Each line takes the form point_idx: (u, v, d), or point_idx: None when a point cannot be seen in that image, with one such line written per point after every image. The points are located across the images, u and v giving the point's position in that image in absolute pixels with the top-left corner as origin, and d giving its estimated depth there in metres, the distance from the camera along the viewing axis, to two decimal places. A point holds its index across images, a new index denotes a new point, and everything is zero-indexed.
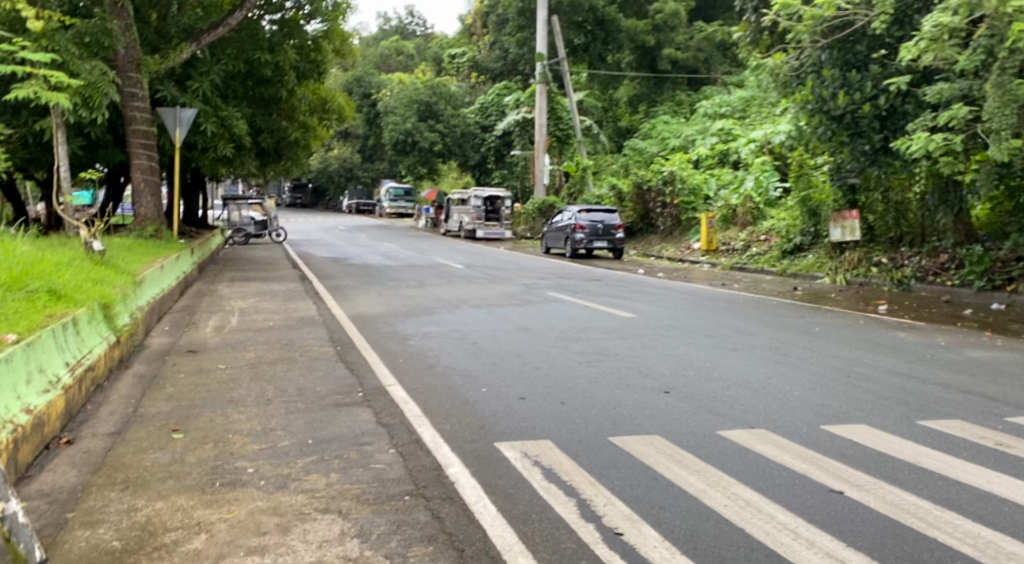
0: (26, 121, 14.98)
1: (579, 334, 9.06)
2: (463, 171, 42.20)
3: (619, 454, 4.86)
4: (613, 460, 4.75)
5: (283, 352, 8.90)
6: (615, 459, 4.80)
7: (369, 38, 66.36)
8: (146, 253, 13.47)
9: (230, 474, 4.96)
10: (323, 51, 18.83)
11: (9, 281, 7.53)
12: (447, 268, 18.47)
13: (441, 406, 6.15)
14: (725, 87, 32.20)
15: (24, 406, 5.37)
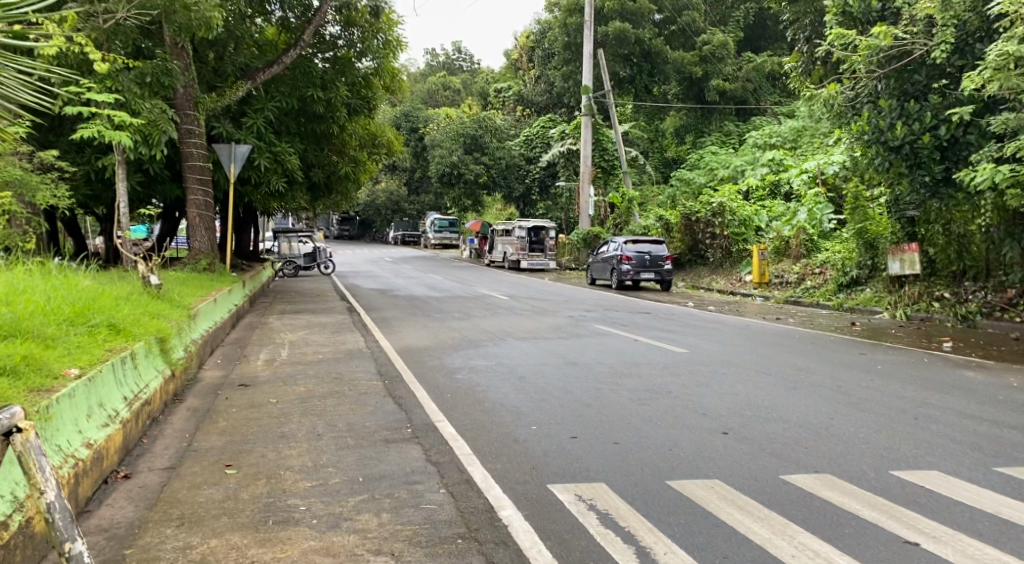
0: (91, 158, 15.45)
1: (630, 370, 8.93)
2: (508, 203, 42.41)
3: (678, 498, 4.74)
4: (671, 505, 4.64)
5: (334, 386, 8.93)
6: (673, 503, 4.68)
7: (416, 74, 67.53)
8: (200, 287, 13.71)
9: (283, 511, 4.96)
10: (373, 87, 19.05)
11: (72, 315, 7.70)
12: (493, 300, 18.43)
13: (491, 445, 6.08)
14: (775, 117, 31.88)
15: (85, 440, 5.45)
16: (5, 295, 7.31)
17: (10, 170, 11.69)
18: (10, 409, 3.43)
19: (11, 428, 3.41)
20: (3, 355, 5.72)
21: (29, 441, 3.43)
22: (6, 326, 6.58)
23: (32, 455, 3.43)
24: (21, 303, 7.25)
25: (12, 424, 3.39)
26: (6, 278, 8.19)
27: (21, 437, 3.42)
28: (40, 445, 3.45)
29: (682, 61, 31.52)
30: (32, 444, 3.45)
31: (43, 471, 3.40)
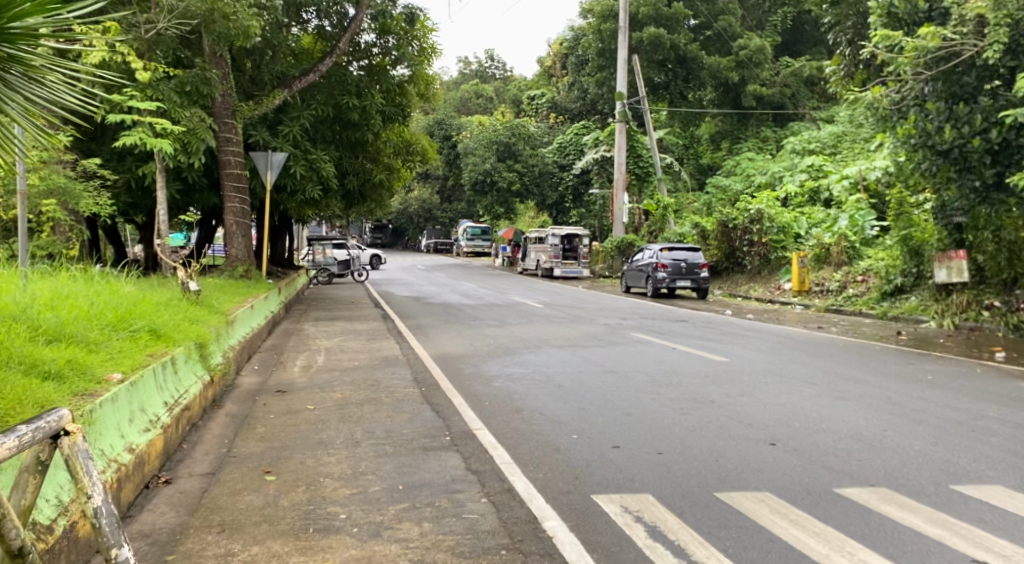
0: (132, 167, 15.64)
1: (669, 379, 8.80)
2: (541, 211, 42.35)
3: (727, 511, 4.63)
4: (722, 519, 4.52)
5: (371, 393, 8.91)
6: (723, 517, 4.57)
7: (450, 83, 67.92)
8: (238, 294, 13.80)
9: (323, 519, 4.92)
10: (408, 95, 19.24)
11: (115, 320, 7.77)
12: (527, 307, 18.33)
13: (531, 454, 6.00)
14: (813, 123, 31.49)
15: (127, 445, 5.47)
16: (50, 300, 7.39)
17: (55, 177, 11.91)
18: (58, 412, 3.32)
19: (59, 430, 3.30)
20: (48, 359, 5.77)
21: (76, 444, 3.33)
22: (51, 331, 6.65)
23: (79, 459, 3.33)
24: (65, 308, 7.33)
25: (60, 427, 3.29)
26: (50, 283, 8.29)
27: (68, 440, 3.32)
28: (87, 448, 3.36)
29: (718, 65, 30.80)
30: (79, 447, 3.35)
31: (90, 477, 3.30)
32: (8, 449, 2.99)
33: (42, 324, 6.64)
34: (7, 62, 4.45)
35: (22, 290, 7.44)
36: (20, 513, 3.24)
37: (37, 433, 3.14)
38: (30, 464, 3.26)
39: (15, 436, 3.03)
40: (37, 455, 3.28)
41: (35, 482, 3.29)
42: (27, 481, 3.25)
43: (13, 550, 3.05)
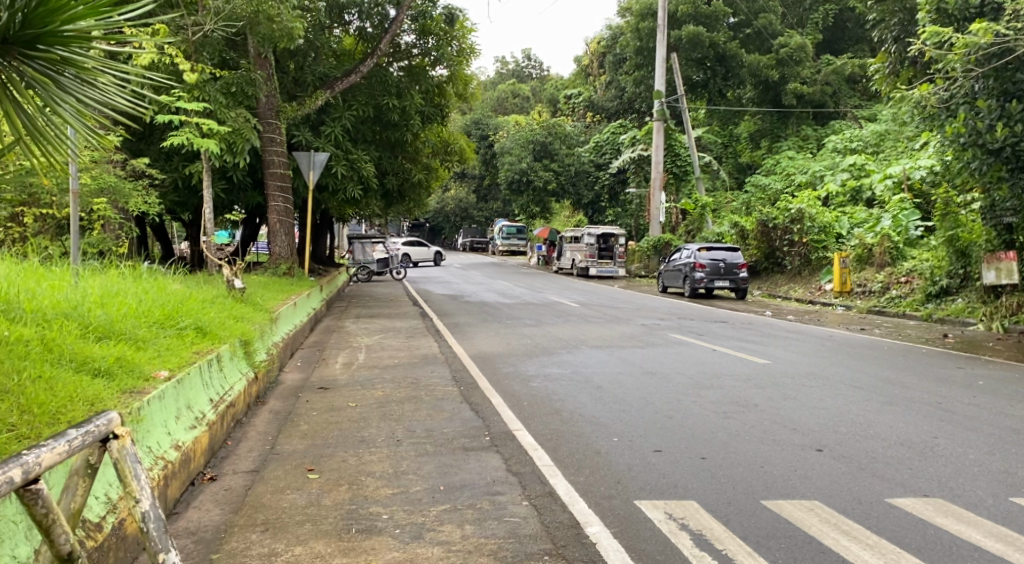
0: (177, 166, 15.91)
1: (711, 381, 8.71)
2: (577, 210, 42.29)
3: (776, 520, 4.56)
4: (770, 528, 4.45)
5: (411, 391, 8.94)
6: (772, 525, 4.50)
7: (485, 82, 68.15)
8: (279, 291, 13.98)
9: (366, 520, 4.95)
10: (447, 94, 19.28)
11: (161, 317, 7.90)
12: (563, 307, 18.29)
13: (572, 456, 5.97)
14: (855, 121, 30.97)
15: (174, 442, 5.55)
16: (100, 297, 7.51)
17: (103, 176, 12.13)
18: (108, 415, 3.27)
19: (108, 434, 3.25)
20: (99, 356, 5.84)
21: (125, 448, 3.28)
22: (101, 328, 6.75)
23: (127, 462, 3.27)
24: (115, 305, 7.44)
25: (109, 430, 3.23)
26: (100, 280, 8.44)
27: (117, 444, 3.26)
28: (135, 452, 3.29)
29: (758, 64, 30.53)
30: (128, 451, 3.28)
31: (138, 480, 3.25)
32: (60, 455, 2.96)
33: (93, 322, 6.75)
34: (61, 65, 4.51)
35: (73, 287, 7.57)
36: (70, 517, 3.20)
37: (86, 438, 3.10)
38: (80, 467, 3.21)
39: (66, 440, 3.00)
40: (86, 458, 3.23)
41: (84, 485, 3.24)
42: (77, 484, 3.21)
43: (63, 554, 3.02)
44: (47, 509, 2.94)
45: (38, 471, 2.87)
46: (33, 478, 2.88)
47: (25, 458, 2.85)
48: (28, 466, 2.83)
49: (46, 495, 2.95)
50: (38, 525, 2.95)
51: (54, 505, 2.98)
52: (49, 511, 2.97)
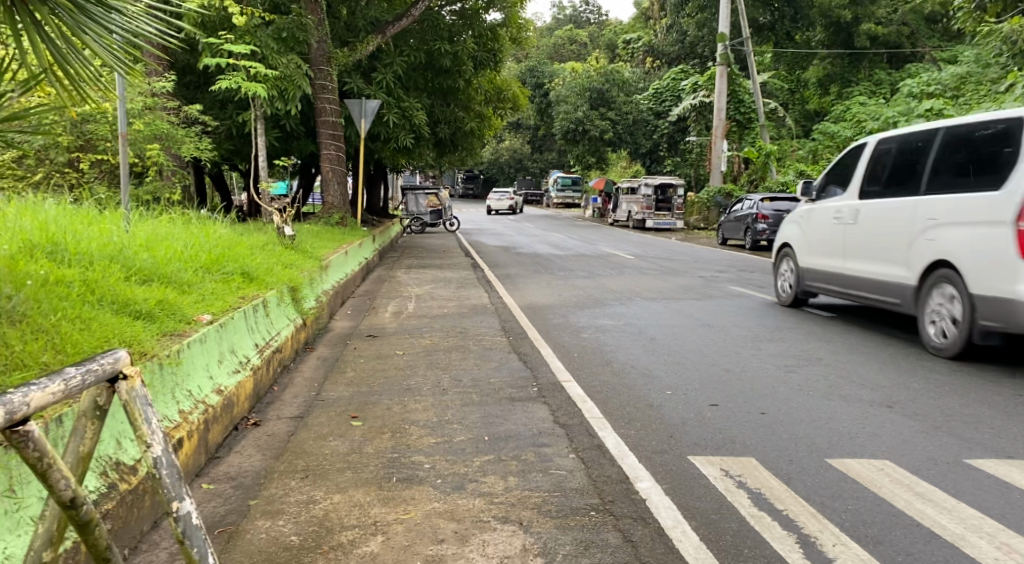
0: (232, 114, 15.91)
1: (771, 334, 8.38)
2: (634, 160, 41.59)
3: (842, 479, 4.26)
4: (836, 488, 4.16)
5: (459, 340, 8.78)
6: (837, 485, 4.21)
7: (542, 30, 67.08)
8: (331, 239, 13.93)
9: (408, 469, 4.80)
10: (500, 39, 18.88)
11: (208, 261, 7.83)
12: (617, 258, 17.97)
13: (622, 409, 5.74)
14: (934, 63, 29.43)
15: (216, 386, 5.46)
16: (147, 241, 7.44)
17: (157, 122, 12.12)
18: (116, 353, 2.92)
19: (117, 373, 2.90)
20: (140, 298, 5.73)
21: (135, 389, 2.92)
22: (146, 272, 6.67)
23: (139, 405, 2.92)
24: (161, 249, 7.38)
25: (117, 369, 2.88)
26: (150, 225, 8.39)
27: (127, 385, 2.91)
28: (147, 394, 2.95)
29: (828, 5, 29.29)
30: (138, 393, 2.94)
31: (150, 425, 2.90)
32: (54, 395, 2.60)
33: (138, 265, 6.66)
34: None
35: (120, 231, 7.49)
36: (78, 464, 2.84)
37: (88, 377, 2.74)
38: (87, 409, 2.86)
39: (62, 379, 2.64)
40: (94, 399, 2.87)
41: (94, 428, 2.89)
42: (85, 427, 2.84)
43: (64, 502, 2.65)
44: (40, 454, 2.57)
45: (25, 412, 2.50)
46: (19, 420, 2.50)
47: (8, 398, 2.47)
48: (11, 408, 2.45)
49: (39, 437, 2.57)
50: (33, 472, 2.57)
51: (49, 448, 2.60)
52: (43, 455, 2.58)
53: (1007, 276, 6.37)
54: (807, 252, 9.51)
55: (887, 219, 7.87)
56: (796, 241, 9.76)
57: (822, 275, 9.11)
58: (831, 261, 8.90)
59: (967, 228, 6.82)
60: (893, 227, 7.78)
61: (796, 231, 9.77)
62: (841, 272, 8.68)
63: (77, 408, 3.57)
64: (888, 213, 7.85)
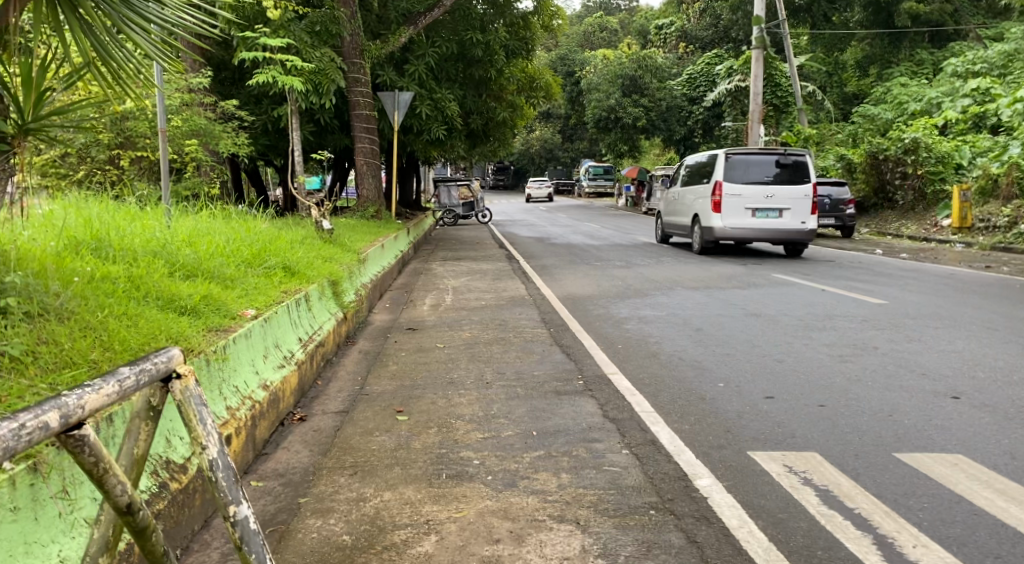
0: (267, 109, 15.98)
1: (822, 324, 8.23)
2: (668, 148, 41.24)
3: (915, 476, 4.10)
4: (910, 485, 4.00)
5: (499, 333, 8.69)
6: (911, 482, 4.04)
7: (572, 17, 66.67)
8: (368, 232, 13.95)
9: (456, 465, 4.72)
10: (531, 27, 18.77)
11: (249, 256, 7.82)
12: (653, 247, 17.81)
13: (673, 403, 5.64)
14: (979, 42, 28.74)
15: (262, 382, 5.42)
16: (189, 237, 7.44)
17: (194, 118, 12.16)
18: (168, 351, 2.86)
19: (170, 372, 2.84)
20: (185, 293, 5.70)
21: (189, 389, 2.85)
22: (189, 267, 6.65)
23: (193, 405, 2.85)
24: (203, 244, 7.38)
25: (170, 368, 2.82)
26: (191, 221, 8.39)
27: (180, 385, 2.84)
28: (201, 393, 2.88)
29: None
30: (192, 392, 2.87)
31: (205, 425, 2.83)
32: (108, 397, 2.54)
33: (181, 261, 6.64)
34: None
35: (162, 227, 7.50)
36: (132, 466, 2.78)
37: (142, 377, 2.68)
38: (141, 409, 2.80)
39: (116, 380, 2.58)
40: (148, 400, 2.82)
41: (147, 430, 2.83)
42: (139, 429, 2.79)
43: (121, 507, 2.60)
44: (96, 459, 2.50)
45: (80, 415, 2.44)
46: (75, 423, 2.44)
47: (64, 400, 2.42)
48: (67, 410, 2.40)
49: (94, 442, 2.51)
50: (89, 477, 2.51)
51: (105, 453, 2.54)
52: (99, 460, 2.52)
53: (710, 220, 14.63)
54: (670, 215, 17.60)
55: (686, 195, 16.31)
56: (664, 210, 17.93)
57: (674, 226, 17.24)
58: (676, 218, 17.08)
59: (705, 201, 15.04)
60: (689, 201, 15.97)
61: (665, 205, 17.95)
62: (678, 224, 16.80)
63: (129, 407, 3.50)
64: (689, 193, 15.97)
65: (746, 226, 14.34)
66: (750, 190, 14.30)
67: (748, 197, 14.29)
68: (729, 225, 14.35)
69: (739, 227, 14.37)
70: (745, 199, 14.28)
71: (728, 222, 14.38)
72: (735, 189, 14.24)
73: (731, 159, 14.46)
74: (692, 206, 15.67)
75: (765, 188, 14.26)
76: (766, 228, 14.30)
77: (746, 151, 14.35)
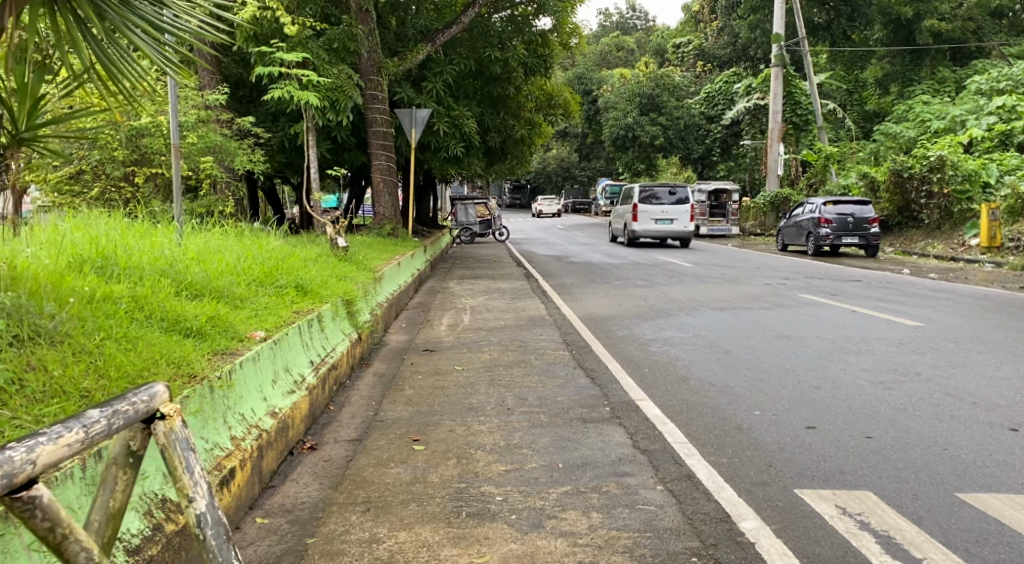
0: (285, 127, 15.80)
1: (857, 347, 7.85)
2: (685, 166, 40.88)
3: (988, 532, 3.79)
4: (980, 542, 3.69)
5: (520, 354, 8.33)
6: (982, 539, 3.73)
7: (590, 37, 66.64)
8: (384, 249, 13.68)
9: (478, 502, 4.38)
10: (550, 44, 18.27)
11: (261, 275, 7.53)
12: (674, 265, 17.44)
13: (708, 433, 5.30)
14: (1003, 59, 28.23)
15: (270, 408, 5.10)
16: (198, 255, 7.16)
17: (211, 135, 11.92)
18: (152, 388, 2.58)
19: (153, 412, 2.57)
20: (190, 314, 5.40)
21: (174, 432, 2.59)
22: (197, 286, 6.35)
23: (178, 449, 2.59)
24: (213, 262, 7.10)
25: (153, 409, 2.55)
26: (201, 238, 8.12)
27: (164, 426, 2.58)
28: (186, 438, 2.61)
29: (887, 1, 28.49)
30: (177, 435, 2.60)
31: (190, 475, 2.58)
32: (69, 447, 2.27)
33: (189, 279, 6.34)
34: None
35: (171, 243, 7.23)
36: (107, 521, 2.48)
37: (114, 421, 2.40)
38: (119, 455, 2.51)
39: (80, 426, 2.31)
40: (126, 444, 2.53)
41: (125, 478, 2.52)
42: (117, 477, 2.50)
43: None
44: (53, 525, 2.24)
45: (30, 472, 2.18)
46: (24, 485, 2.18)
47: (8, 455, 2.14)
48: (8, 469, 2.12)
49: (49, 505, 2.25)
50: (46, 546, 2.25)
51: (65, 518, 2.28)
52: (56, 526, 2.26)
53: (631, 226, 23.55)
54: (616, 228, 25.96)
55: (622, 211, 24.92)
56: (614, 224, 26.25)
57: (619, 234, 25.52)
58: (620, 228, 25.53)
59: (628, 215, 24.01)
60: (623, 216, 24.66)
61: (614, 220, 26.32)
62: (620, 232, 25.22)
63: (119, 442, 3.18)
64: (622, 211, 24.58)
65: (652, 229, 23.26)
66: (655, 208, 23.27)
67: (653, 213, 23.20)
68: (642, 229, 23.29)
69: (648, 230, 23.29)
70: (651, 214, 23.24)
71: (642, 227, 23.36)
72: (644, 208, 23.21)
73: (642, 188, 23.35)
74: (623, 219, 24.46)
75: (663, 207, 23.17)
76: (665, 230, 23.16)
77: (652, 184, 23.19)
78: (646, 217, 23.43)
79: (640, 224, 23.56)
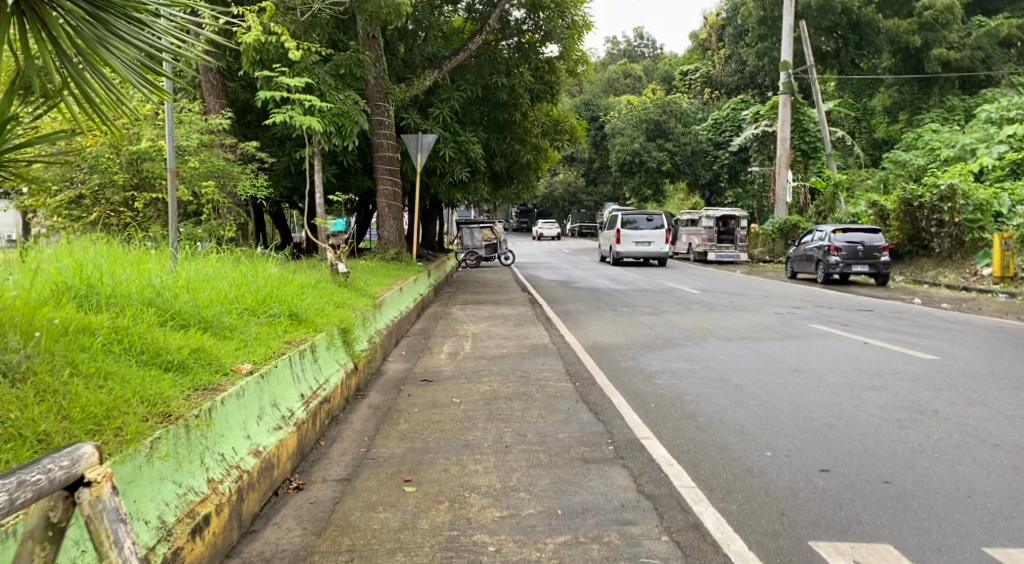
0: (290, 152, 15.64)
1: (871, 382, 7.54)
2: (693, 192, 40.66)
3: None
4: None
5: (521, 386, 8.02)
6: None
7: (598, 64, 66.79)
8: (386, 275, 13.46)
9: (468, 552, 4.09)
10: (556, 71, 18.24)
11: (253, 303, 7.28)
12: (681, 293, 17.15)
13: (718, 476, 4.99)
14: (1013, 88, 28.03)
15: (254, 447, 4.81)
16: (188, 282, 6.91)
17: (213, 159, 11.61)
18: (80, 453, 2.76)
19: (79, 480, 2.75)
20: (173, 346, 5.13)
21: (99, 503, 2.79)
22: (184, 315, 6.10)
23: (103, 520, 2.80)
24: (203, 290, 6.85)
25: (80, 479, 2.73)
26: (195, 264, 7.87)
27: (90, 496, 2.77)
28: (113, 508, 2.82)
29: (896, 29, 28.39)
30: (103, 506, 2.81)
31: (116, 548, 2.81)
32: None
33: (175, 308, 6.09)
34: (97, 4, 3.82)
35: (162, 270, 6.98)
36: None
37: (40, 496, 2.57)
38: (39, 527, 2.68)
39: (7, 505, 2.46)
40: (47, 515, 2.70)
41: (46, 548, 2.71)
42: (36, 550, 2.68)
43: None
44: None
45: None
46: None
47: None
48: None
49: None
50: None
51: None
52: None
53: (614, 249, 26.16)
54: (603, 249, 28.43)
55: (607, 236, 27.56)
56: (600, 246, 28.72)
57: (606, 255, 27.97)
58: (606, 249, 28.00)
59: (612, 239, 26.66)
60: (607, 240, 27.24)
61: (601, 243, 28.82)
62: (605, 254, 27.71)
63: None
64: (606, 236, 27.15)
65: (633, 251, 25.87)
66: (635, 233, 25.85)
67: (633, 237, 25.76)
68: (624, 251, 25.86)
69: (629, 251, 25.85)
70: (632, 238, 25.80)
71: (623, 250, 25.95)
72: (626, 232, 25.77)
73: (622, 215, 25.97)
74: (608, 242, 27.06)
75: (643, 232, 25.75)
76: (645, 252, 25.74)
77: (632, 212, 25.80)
78: (627, 241, 26.02)
79: (622, 247, 26.14)
